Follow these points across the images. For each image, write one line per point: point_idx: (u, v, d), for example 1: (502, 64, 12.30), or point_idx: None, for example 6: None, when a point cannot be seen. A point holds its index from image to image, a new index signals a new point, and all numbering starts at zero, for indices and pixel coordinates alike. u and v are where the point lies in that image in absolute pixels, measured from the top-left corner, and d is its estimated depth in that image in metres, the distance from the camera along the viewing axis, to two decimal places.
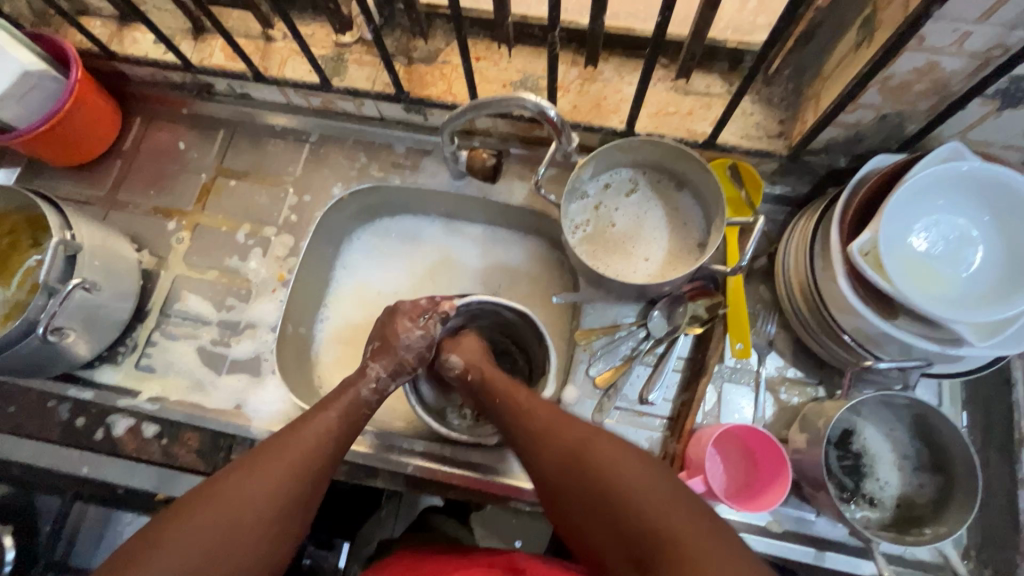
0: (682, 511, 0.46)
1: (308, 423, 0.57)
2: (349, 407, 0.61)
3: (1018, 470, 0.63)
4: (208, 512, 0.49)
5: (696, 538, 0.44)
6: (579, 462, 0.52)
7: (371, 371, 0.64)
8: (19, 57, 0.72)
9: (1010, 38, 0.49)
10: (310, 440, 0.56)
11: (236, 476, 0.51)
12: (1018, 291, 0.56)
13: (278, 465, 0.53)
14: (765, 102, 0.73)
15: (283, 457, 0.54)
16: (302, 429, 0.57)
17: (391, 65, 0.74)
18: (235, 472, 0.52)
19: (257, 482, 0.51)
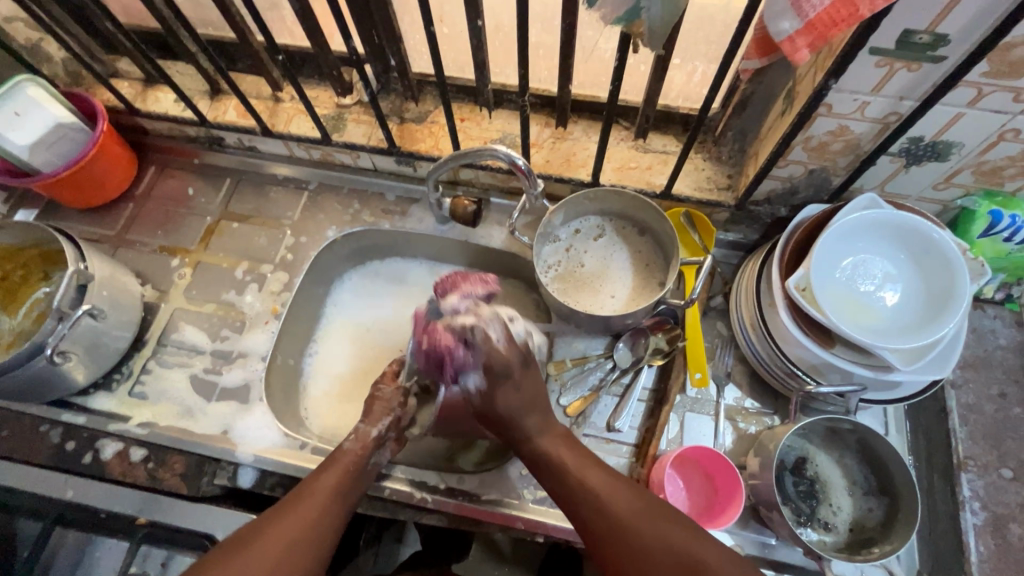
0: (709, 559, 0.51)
1: (316, 481, 0.62)
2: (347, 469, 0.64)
3: (958, 493, 0.68)
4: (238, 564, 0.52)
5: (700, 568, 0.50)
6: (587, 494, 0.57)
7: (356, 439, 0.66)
8: (54, 111, 0.82)
9: (901, 107, 0.59)
10: (320, 496, 0.60)
11: (261, 527, 0.56)
12: (936, 321, 0.63)
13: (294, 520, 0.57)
14: (714, 160, 0.83)
15: (299, 516, 0.57)
16: (309, 490, 0.60)
17: (385, 123, 0.83)
18: (260, 524, 0.56)
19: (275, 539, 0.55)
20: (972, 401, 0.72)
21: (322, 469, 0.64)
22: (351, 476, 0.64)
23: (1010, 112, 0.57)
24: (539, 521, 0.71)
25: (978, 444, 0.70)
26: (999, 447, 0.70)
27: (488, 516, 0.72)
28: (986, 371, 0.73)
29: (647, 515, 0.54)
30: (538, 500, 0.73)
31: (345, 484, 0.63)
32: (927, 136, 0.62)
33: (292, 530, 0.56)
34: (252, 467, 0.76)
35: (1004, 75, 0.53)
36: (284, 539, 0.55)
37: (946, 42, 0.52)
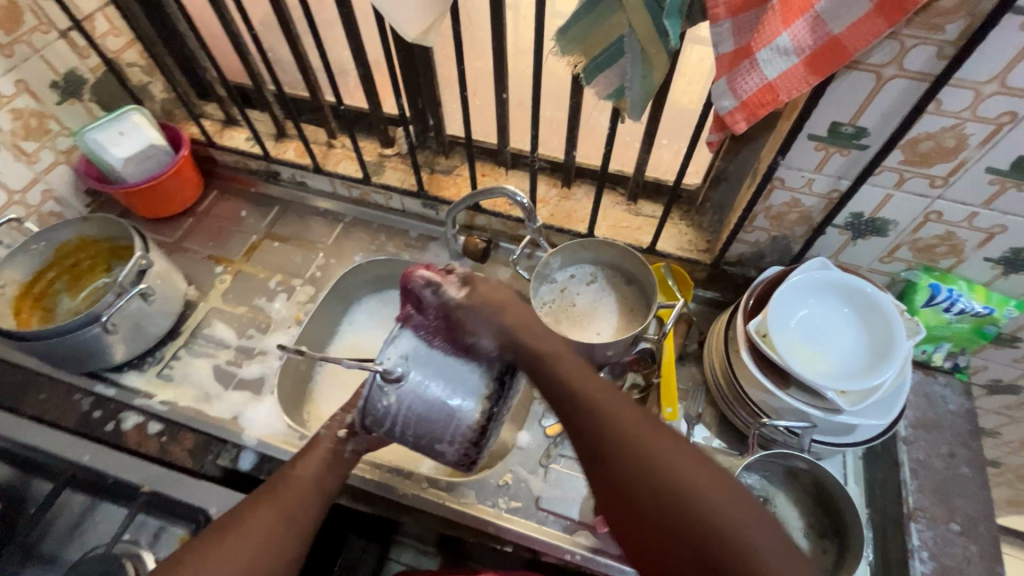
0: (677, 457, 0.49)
1: (302, 462, 0.67)
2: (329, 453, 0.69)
3: (907, 541, 0.71)
4: (239, 538, 0.57)
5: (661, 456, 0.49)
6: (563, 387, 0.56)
7: (333, 426, 0.69)
8: (150, 134, 1.00)
9: (839, 185, 0.72)
10: (304, 478, 0.65)
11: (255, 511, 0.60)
12: (877, 370, 0.71)
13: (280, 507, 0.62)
14: (695, 227, 0.96)
15: (288, 492, 0.63)
16: (288, 477, 0.65)
17: (418, 170, 0.99)
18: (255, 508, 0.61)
19: (267, 516, 0.60)
20: (922, 457, 0.77)
21: (302, 455, 0.68)
22: (337, 466, 0.69)
23: (930, 196, 0.70)
24: (509, 528, 0.76)
25: (927, 498, 0.74)
26: (947, 503, 0.74)
27: (461, 517, 0.77)
28: (935, 432, 0.79)
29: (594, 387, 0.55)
30: (511, 510, 0.78)
31: (324, 468, 0.68)
32: (866, 212, 0.75)
33: (282, 507, 0.62)
34: (253, 450, 0.83)
35: (917, 164, 0.66)
36: (271, 518, 0.60)
37: (866, 134, 0.65)
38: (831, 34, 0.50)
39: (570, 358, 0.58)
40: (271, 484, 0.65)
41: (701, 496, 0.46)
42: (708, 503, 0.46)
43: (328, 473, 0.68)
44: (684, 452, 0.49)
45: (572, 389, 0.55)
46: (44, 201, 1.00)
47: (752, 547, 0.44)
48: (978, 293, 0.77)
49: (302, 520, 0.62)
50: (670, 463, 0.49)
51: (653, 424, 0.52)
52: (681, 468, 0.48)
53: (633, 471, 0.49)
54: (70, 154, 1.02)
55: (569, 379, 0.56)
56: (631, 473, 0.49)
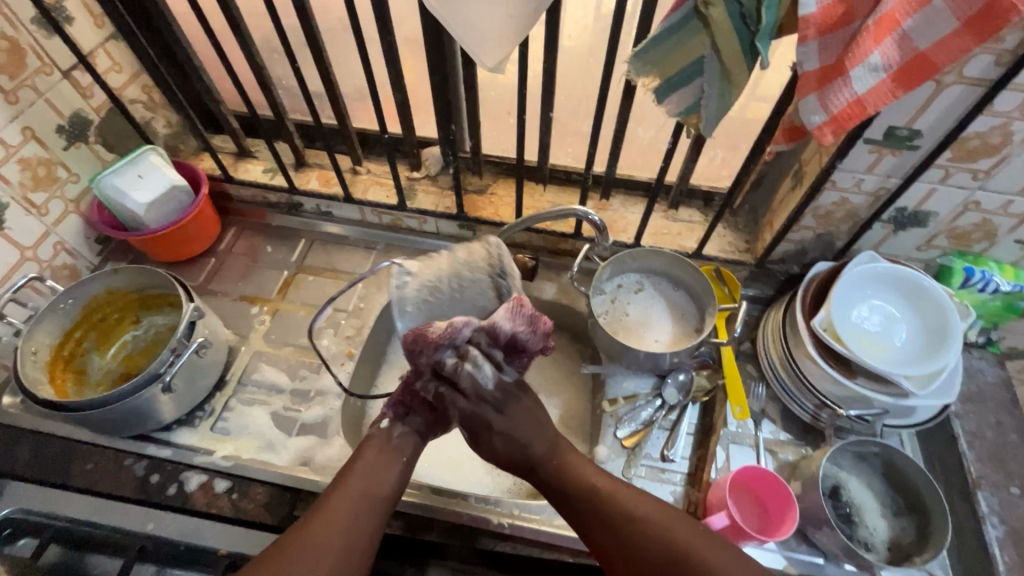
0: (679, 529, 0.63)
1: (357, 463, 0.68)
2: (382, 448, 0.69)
3: (977, 509, 0.77)
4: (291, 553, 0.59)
5: (665, 536, 0.63)
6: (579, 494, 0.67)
7: (376, 422, 0.72)
8: (171, 174, 0.94)
9: (888, 182, 0.77)
10: (358, 480, 0.66)
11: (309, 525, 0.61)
12: (938, 354, 0.76)
13: (335, 520, 0.62)
14: (734, 228, 0.99)
15: (340, 500, 0.64)
16: (341, 482, 0.66)
17: (459, 192, 0.98)
18: (308, 522, 0.62)
19: (318, 528, 0.61)
20: (975, 428, 0.83)
21: (356, 457, 0.69)
22: (388, 457, 0.68)
23: (971, 188, 0.75)
24: None
25: (986, 466, 0.80)
26: (1004, 468, 0.80)
27: (559, 540, 0.77)
28: (980, 403, 0.85)
29: (605, 487, 0.67)
30: None
31: (377, 466, 0.67)
32: (909, 207, 0.80)
33: (338, 517, 0.62)
34: None
35: (963, 160, 0.71)
36: (325, 530, 0.61)
37: (920, 135, 0.70)
38: (917, 50, 0.53)
39: (571, 456, 0.70)
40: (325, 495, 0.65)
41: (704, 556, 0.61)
42: (701, 560, 0.60)
43: (375, 477, 0.67)
44: (685, 528, 0.63)
45: (572, 480, 0.68)
46: (55, 254, 0.93)
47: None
48: (1008, 272, 0.83)
49: (358, 525, 0.62)
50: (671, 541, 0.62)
51: (652, 504, 0.66)
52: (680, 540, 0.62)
53: (645, 548, 0.62)
54: (80, 201, 0.96)
55: (576, 481, 0.68)
56: (634, 544, 0.63)
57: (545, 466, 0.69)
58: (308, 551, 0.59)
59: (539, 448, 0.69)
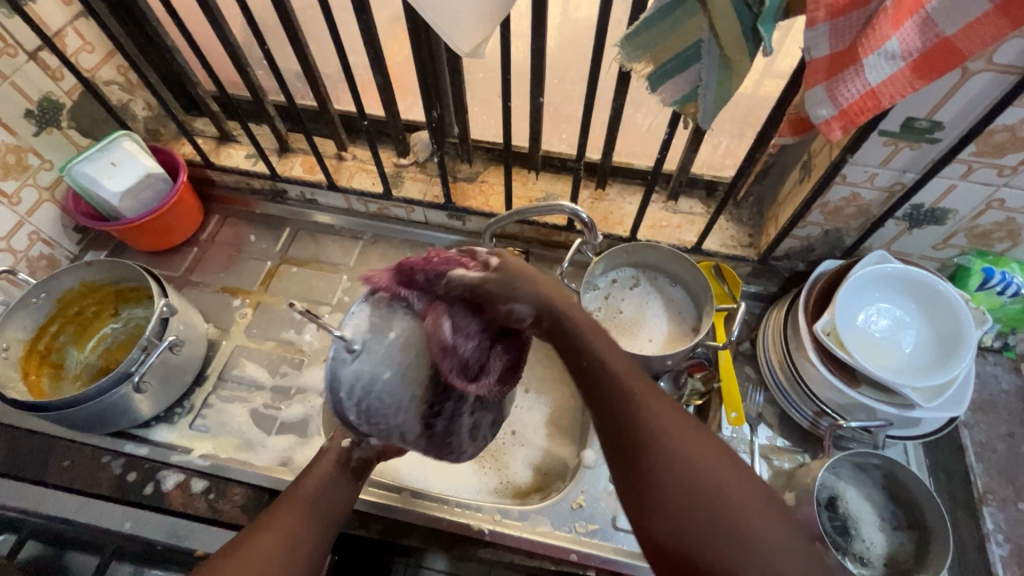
0: (715, 461, 0.45)
1: (307, 476, 0.68)
2: (333, 466, 0.70)
3: (982, 526, 0.73)
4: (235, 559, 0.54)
5: (693, 458, 0.45)
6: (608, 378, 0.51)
7: (337, 437, 0.73)
8: (145, 161, 0.90)
9: (904, 178, 0.70)
10: (310, 489, 0.66)
11: (262, 534, 0.58)
12: (949, 363, 0.71)
13: (292, 524, 0.61)
14: (737, 222, 0.93)
15: (292, 510, 0.62)
16: (291, 496, 0.65)
17: (446, 181, 0.93)
18: (263, 531, 0.59)
19: (269, 532, 0.59)
20: (985, 440, 0.79)
21: (306, 472, 0.69)
22: (341, 477, 0.69)
23: (996, 185, 0.68)
24: (593, 553, 0.74)
25: (995, 480, 0.76)
26: (1013, 483, 0.76)
27: (541, 548, 0.75)
28: (993, 413, 0.81)
29: (636, 385, 0.50)
30: (589, 533, 0.76)
31: (327, 483, 0.68)
32: (926, 203, 0.74)
33: (289, 523, 0.60)
34: None
35: (989, 155, 0.65)
36: (278, 534, 0.59)
37: (941, 128, 0.63)
38: (941, 36, 0.47)
39: (608, 341, 0.54)
40: (275, 506, 0.64)
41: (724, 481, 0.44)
42: (729, 505, 0.43)
43: (332, 485, 0.68)
44: (724, 461, 0.45)
45: (600, 365, 0.52)
46: (31, 244, 0.91)
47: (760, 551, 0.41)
48: None
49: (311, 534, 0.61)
50: (700, 472, 0.44)
51: (688, 424, 0.48)
52: (715, 482, 0.44)
53: (647, 445, 0.47)
54: (54, 189, 0.93)
55: (608, 366, 0.51)
56: (651, 458, 0.46)
57: (572, 341, 0.54)
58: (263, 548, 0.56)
59: (576, 313, 0.56)
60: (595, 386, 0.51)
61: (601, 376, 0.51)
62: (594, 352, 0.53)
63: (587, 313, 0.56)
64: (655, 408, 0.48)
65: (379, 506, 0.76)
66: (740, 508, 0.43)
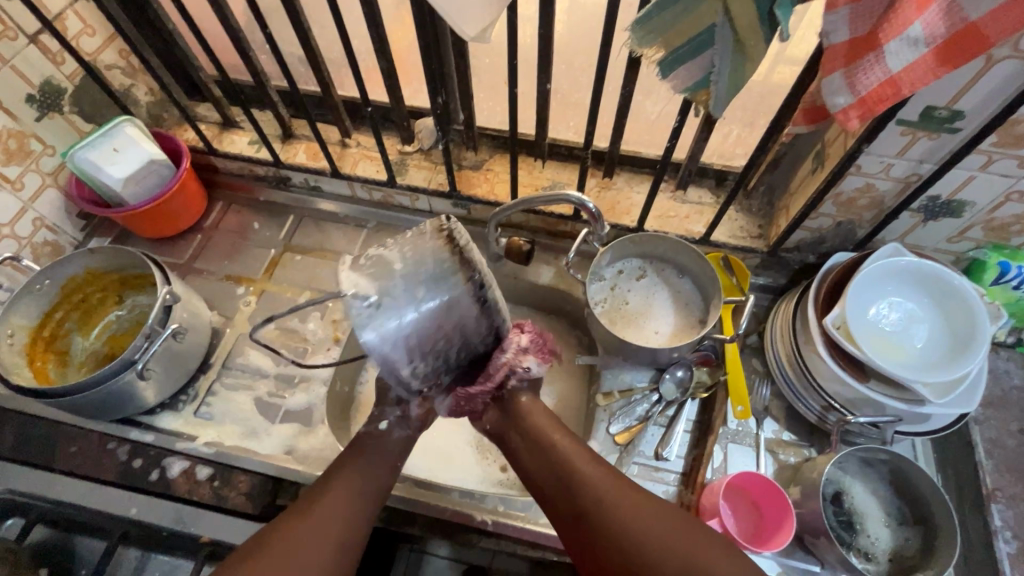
0: (682, 547, 0.54)
1: (339, 466, 0.67)
2: (369, 450, 0.68)
3: (990, 523, 0.73)
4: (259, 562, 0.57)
5: (666, 550, 0.54)
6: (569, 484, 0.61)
7: (374, 419, 0.70)
8: (147, 147, 0.89)
9: (921, 169, 0.69)
10: (343, 477, 0.66)
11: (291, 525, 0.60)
12: (961, 359, 0.70)
13: (323, 515, 0.62)
14: (746, 212, 0.92)
15: (321, 501, 0.63)
16: (324, 485, 0.65)
17: (451, 170, 0.92)
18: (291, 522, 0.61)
19: (294, 528, 0.60)
20: (995, 436, 0.78)
21: (343, 457, 0.68)
22: (385, 459, 0.68)
23: (1016, 177, 0.66)
24: None
25: (1004, 477, 0.76)
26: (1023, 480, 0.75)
27: (544, 539, 0.75)
28: (1004, 409, 0.80)
29: (607, 485, 0.59)
30: None
31: (363, 469, 0.67)
32: (943, 195, 0.72)
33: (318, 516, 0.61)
34: None
35: (1010, 146, 0.63)
36: (305, 529, 0.60)
37: (961, 117, 0.61)
38: (967, 21, 0.45)
39: (577, 453, 0.62)
40: (308, 494, 0.65)
41: (695, 556, 0.53)
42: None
43: (372, 473, 0.67)
44: (695, 541, 0.54)
45: (573, 471, 0.61)
46: (35, 231, 0.90)
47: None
48: None
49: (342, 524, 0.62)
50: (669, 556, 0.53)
51: (657, 516, 0.57)
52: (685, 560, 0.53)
53: (612, 528, 0.56)
54: (57, 175, 0.92)
55: (583, 476, 0.60)
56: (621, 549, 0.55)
57: (548, 453, 0.63)
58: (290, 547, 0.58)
59: (543, 435, 0.64)
60: (571, 492, 0.60)
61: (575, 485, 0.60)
62: (563, 463, 0.62)
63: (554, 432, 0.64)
64: (626, 507, 0.57)
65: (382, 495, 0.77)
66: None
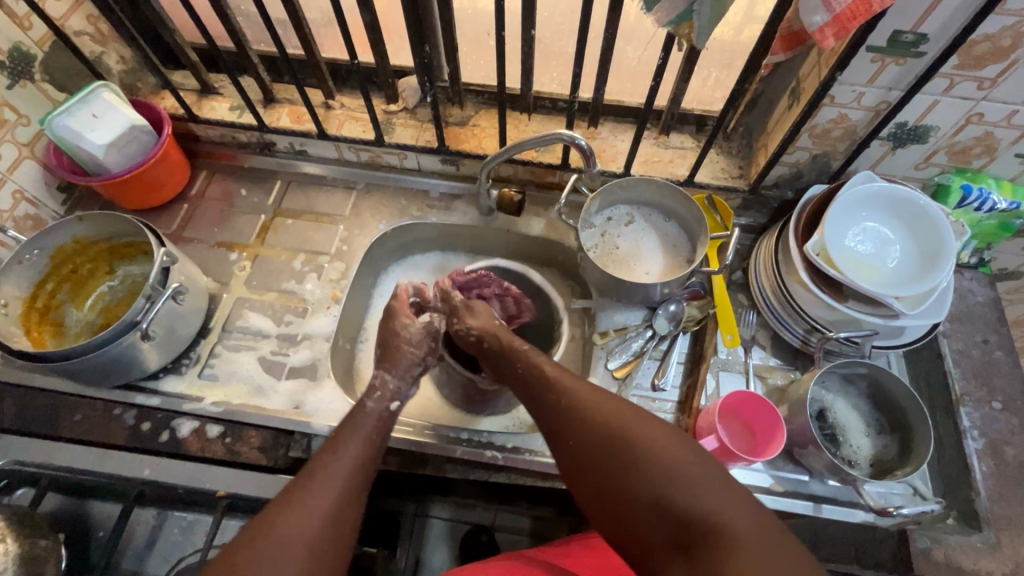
0: (686, 465, 0.53)
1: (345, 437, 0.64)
2: (368, 427, 0.66)
3: (959, 424, 0.79)
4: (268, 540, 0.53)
5: (672, 467, 0.53)
6: (559, 407, 0.62)
7: (381, 398, 0.68)
8: (128, 113, 0.87)
9: (889, 96, 0.73)
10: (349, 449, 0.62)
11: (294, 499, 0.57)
12: (931, 273, 0.75)
13: (330, 486, 0.58)
14: (727, 154, 0.95)
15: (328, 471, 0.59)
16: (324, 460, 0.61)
17: (439, 124, 0.92)
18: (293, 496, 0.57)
19: (304, 501, 0.57)
20: (962, 347, 0.85)
21: (347, 427, 0.65)
22: (378, 435, 0.65)
23: (975, 99, 0.71)
24: None
25: (971, 383, 0.82)
26: (987, 384, 0.82)
27: (552, 469, 0.78)
28: (969, 323, 0.86)
29: (603, 406, 0.60)
30: None
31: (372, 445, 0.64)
32: (910, 121, 0.76)
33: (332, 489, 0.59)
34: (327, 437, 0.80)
35: (969, 68, 0.67)
36: (315, 504, 0.57)
37: (926, 41, 0.65)
38: None
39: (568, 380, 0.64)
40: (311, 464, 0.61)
41: (686, 477, 0.52)
42: (705, 501, 0.51)
43: (372, 449, 0.65)
44: (691, 458, 0.54)
45: (559, 393, 0.62)
46: (15, 204, 0.88)
47: (723, 519, 0.50)
48: (1006, 189, 0.81)
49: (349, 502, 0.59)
50: (674, 474, 0.53)
51: (655, 431, 0.57)
52: (688, 478, 0.52)
53: (609, 450, 0.56)
54: (34, 145, 0.90)
55: (576, 398, 0.61)
56: (623, 471, 0.55)
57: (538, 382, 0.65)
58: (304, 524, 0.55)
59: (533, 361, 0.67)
60: (563, 418, 0.61)
61: (568, 407, 0.61)
62: (554, 388, 0.63)
63: (543, 367, 0.66)
64: (624, 426, 0.57)
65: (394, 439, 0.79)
66: (714, 507, 0.51)
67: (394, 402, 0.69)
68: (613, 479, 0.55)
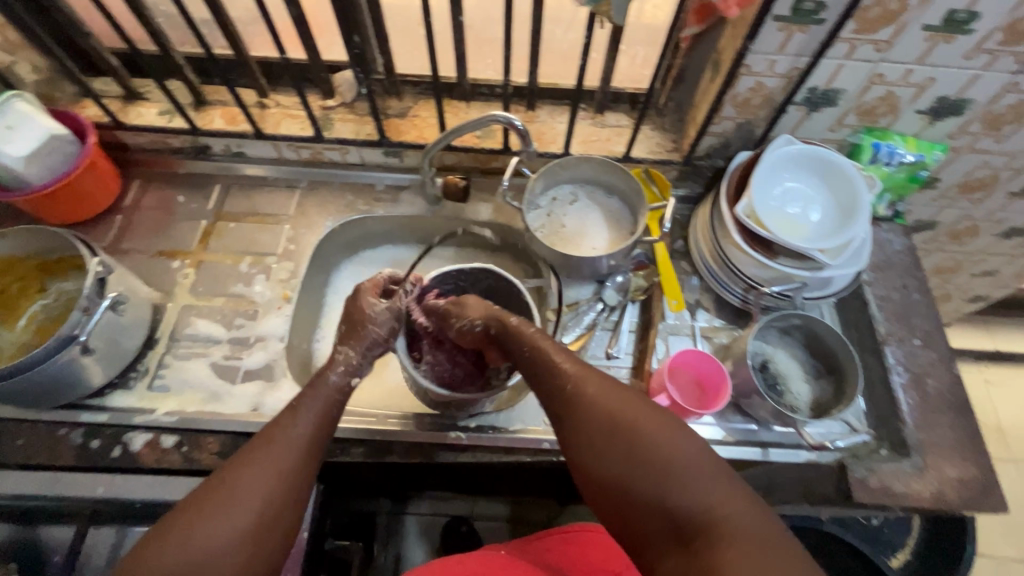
0: (688, 450, 0.55)
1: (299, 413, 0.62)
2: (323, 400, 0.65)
3: (885, 362, 0.86)
4: (215, 515, 0.53)
5: (673, 452, 0.55)
6: (569, 397, 0.62)
7: (331, 374, 0.67)
8: (45, 121, 0.84)
9: (799, 62, 0.78)
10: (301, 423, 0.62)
11: (239, 472, 0.56)
12: (849, 226, 0.81)
13: (277, 459, 0.58)
14: (660, 129, 0.99)
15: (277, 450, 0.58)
16: (276, 435, 0.60)
17: (378, 117, 0.93)
18: (237, 468, 0.56)
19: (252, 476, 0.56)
20: (885, 293, 0.92)
21: (302, 400, 0.64)
22: (330, 412, 0.65)
23: (875, 60, 0.77)
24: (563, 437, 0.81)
25: (893, 324, 0.89)
26: (908, 324, 0.89)
27: (516, 443, 0.80)
28: (888, 271, 0.93)
29: (611, 396, 0.60)
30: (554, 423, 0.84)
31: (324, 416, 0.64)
32: (820, 86, 0.81)
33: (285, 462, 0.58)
34: None
35: (865, 31, 0.73)
36: (263, 478, 0.56)
37: (824, 8, 0.70)
38: None
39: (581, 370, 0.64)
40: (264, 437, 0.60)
41: (685, 465, 0.54)
42: (701, 486, 0.53)
43: (325, 420, 0.64)
44: (689, 443, 0.55)
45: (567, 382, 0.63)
46: None
47: (717, 505, 0.51)
48: (911, 143, 0.88)
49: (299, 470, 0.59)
50: (673, 461, 0.54)
51: (656, 420, 0.58)
52: (690, 466, 0.54)
53: (614, 438, 0.58)
54: None
55: (586, 389, 0.61)
56: (625, 458, 0.56)
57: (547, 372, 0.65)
58: (253, 498, 0.54)
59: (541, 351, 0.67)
60: (572, 407, 0.61)
61: (579, 396, 0.61)
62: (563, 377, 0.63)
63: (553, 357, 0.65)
64: (631, 414, 0.58)
65: (357, 430, 0.79)
66: (711, 494, 0.52)
67: (352, 377, 0.69)
68: (617, 467, 0.56)
